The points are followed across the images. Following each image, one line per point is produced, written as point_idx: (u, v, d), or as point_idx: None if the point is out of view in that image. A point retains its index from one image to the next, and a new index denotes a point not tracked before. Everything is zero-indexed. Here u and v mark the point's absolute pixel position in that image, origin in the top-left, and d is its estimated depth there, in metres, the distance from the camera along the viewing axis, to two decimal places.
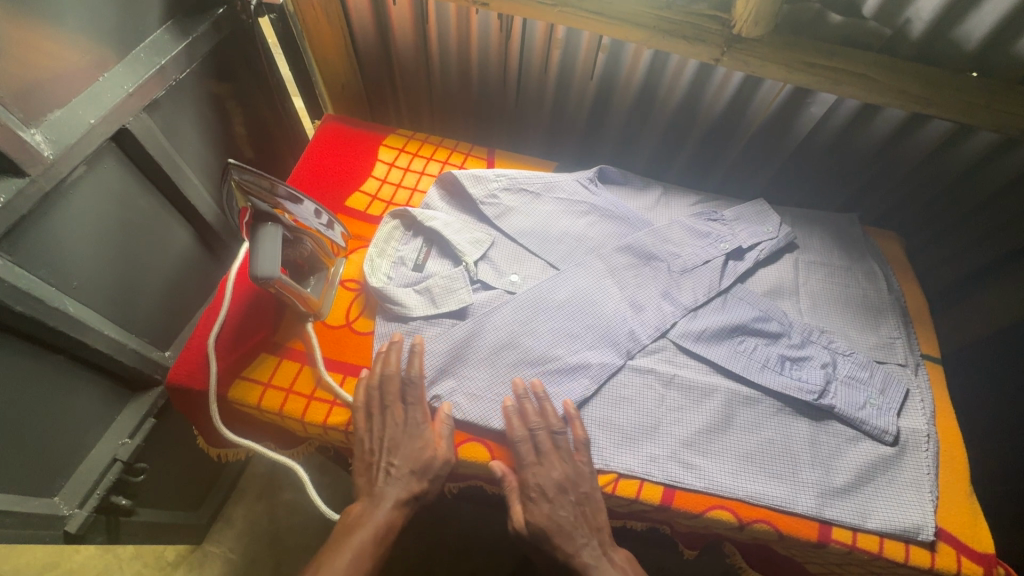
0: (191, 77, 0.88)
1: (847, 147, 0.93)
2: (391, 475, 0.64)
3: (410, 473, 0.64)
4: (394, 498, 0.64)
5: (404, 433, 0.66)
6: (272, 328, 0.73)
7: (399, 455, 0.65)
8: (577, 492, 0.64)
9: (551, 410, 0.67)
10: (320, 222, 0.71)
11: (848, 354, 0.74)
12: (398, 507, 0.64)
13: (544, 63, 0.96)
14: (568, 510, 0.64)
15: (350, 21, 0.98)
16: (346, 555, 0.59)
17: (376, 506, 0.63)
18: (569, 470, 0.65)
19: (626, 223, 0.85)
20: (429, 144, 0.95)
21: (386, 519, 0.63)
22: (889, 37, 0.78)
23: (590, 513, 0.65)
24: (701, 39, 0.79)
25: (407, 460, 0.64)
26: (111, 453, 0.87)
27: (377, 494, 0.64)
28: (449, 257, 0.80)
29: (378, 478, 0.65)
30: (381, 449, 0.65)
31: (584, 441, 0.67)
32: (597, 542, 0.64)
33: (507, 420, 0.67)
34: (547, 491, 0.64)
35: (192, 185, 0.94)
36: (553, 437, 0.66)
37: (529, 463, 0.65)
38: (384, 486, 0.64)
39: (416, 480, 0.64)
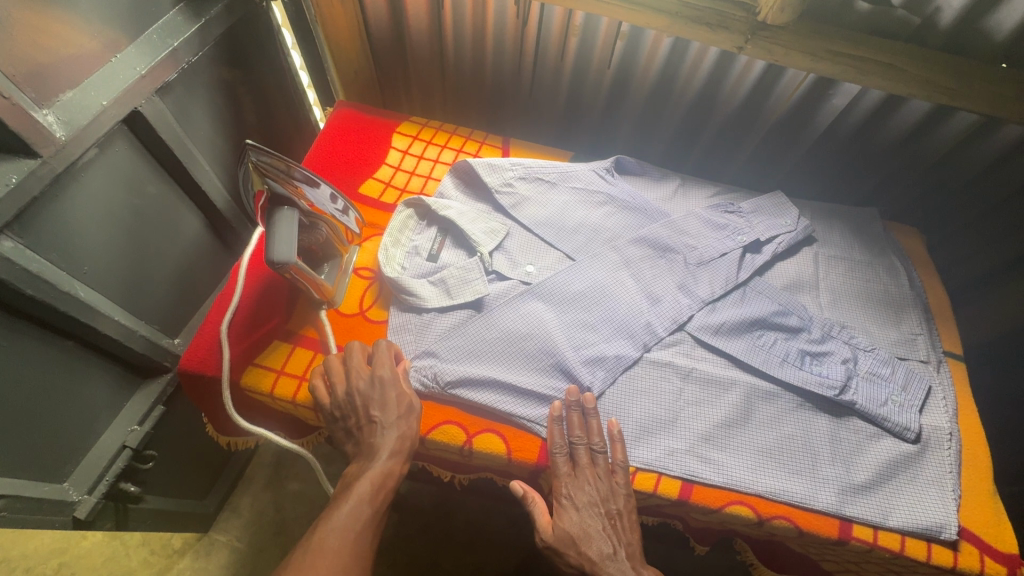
0: (204, 60, 0.87)
1: (868, 139, 0.91)
2: (374, 427, 0.62)
3: (398, 419, 0.62)
4: (389, 449, 0.61)
5: (373, 385, 0.63)
6: (285, 315, 0.72)
7: (379, 406, 0.62)
8: (610, 506, 0.64)
9: (596, 427, 0.66)
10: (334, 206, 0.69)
11: (869, 350, 0.73)
12: (395, 457, 0.61)
13: (561, 51, 0.94)
14: (591, 517, 0.63)
15: (364, 6, 0.97)
16: (347, 507, 0.57)
17: (372, 459, 0.60)
18: (602, 484, 0.65)
19: (643, 214, 0.84)
20: (443, 131, 0.93)
21: (382, 469, 0.60)
22: (917, 26, 0.76)
23: (621, 525, 0.63)
24: (724, 26, 0.77)
25: (390, 409, 0.62)
26: (120, 440, 0.86)
27: (371, 447, 0.61)
28: (463, 248, 0.79)
29: (367, 431, 0.62)
30: (356, 407, 0.62)
31: (623, 462, 0.64)
32: (609, 540, 0.63)
33: (551, 428, 0.66)
34: (580, 503, 0.64)
35: (203, 171, 0.93)
36: (593, 454, 0.65)
37: (564, 474, 0.65)
38: (375, 439, 0.61)
39: (404, 424, 0.62)
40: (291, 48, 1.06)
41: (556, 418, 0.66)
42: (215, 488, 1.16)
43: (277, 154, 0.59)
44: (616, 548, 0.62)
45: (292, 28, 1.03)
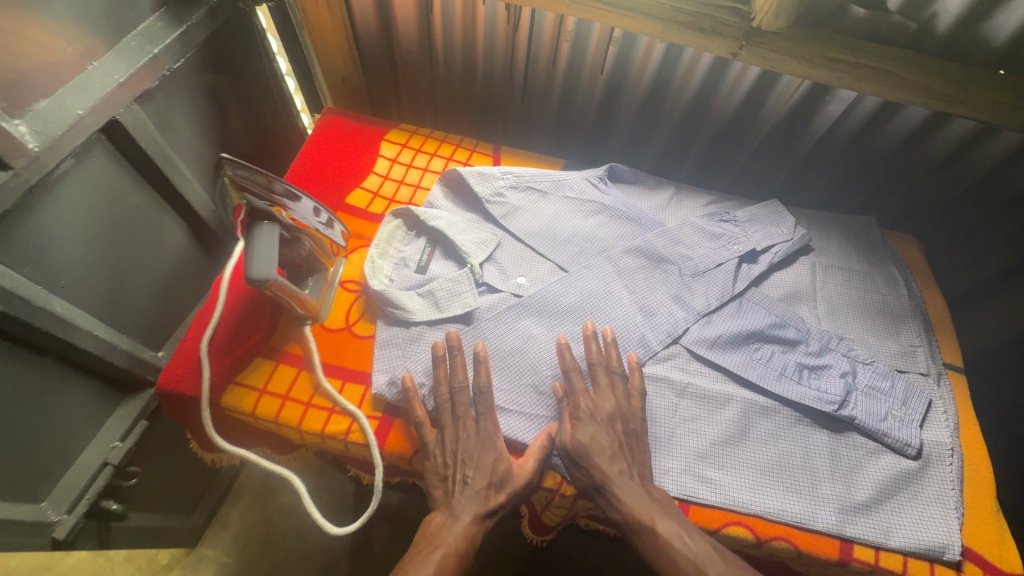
0: (186, 67, 0.85)
1: (864, 146, 0.90)
2: (467, 487, 0.61)
3: (486, 485, 0.61)
4: (472, 510, 0.60)
5: (480, 443, 0.63)
6: (268, 331, 0.69)
7: (477, 468, 0.62)
8: (626, 425, 0.64)
9: (614, 354, 0.68)
10: (319, 221, 0.67)
11: (868, 362, 0.72)
12: (477, 522, 0.60)
13: (553, 57, 0.92)
14: (608, 433, 0.63)
15: (351, 11, 0.95)
16: (429, 566, 0.56)
17: (454, 518, 0.60)
18: (621, 403, 0.65)
19: (637, 224, 0.82)
20: (432, 138, 0.91)
21: (466, 531, 0.59)
22: (914, 32, 0.75)
23: (633, 445, 0.64)
24: (718, 32, 0.75)
25: (483, 472, 0.62)
26: (101, 457, 0.83)
27: (454, 505, 0.61)
28: (453, 259, 0.77)
29: (455, 490, 0.62)
30: (456, 461, 0.62)
31: (642, 389, 0.67)
32: (621, 453, 0.62)
33: (562, 353, 0.67)
34: (598, 416, 0.64)
35: (187, 180, 0.91)
36: (612, 376, 0.67)
37: (581, 392, 0.65)
38: (458, 497, 0.61)
39: (491, 491, 0.61)
40: (277, 53, 1.03)
41: (566, 345, 0.67)
42: (202, 503, 1.13)
43: (257, 168, 0.57)
44: (628, 465, 0.62)
45: (278, 34, 1.00)
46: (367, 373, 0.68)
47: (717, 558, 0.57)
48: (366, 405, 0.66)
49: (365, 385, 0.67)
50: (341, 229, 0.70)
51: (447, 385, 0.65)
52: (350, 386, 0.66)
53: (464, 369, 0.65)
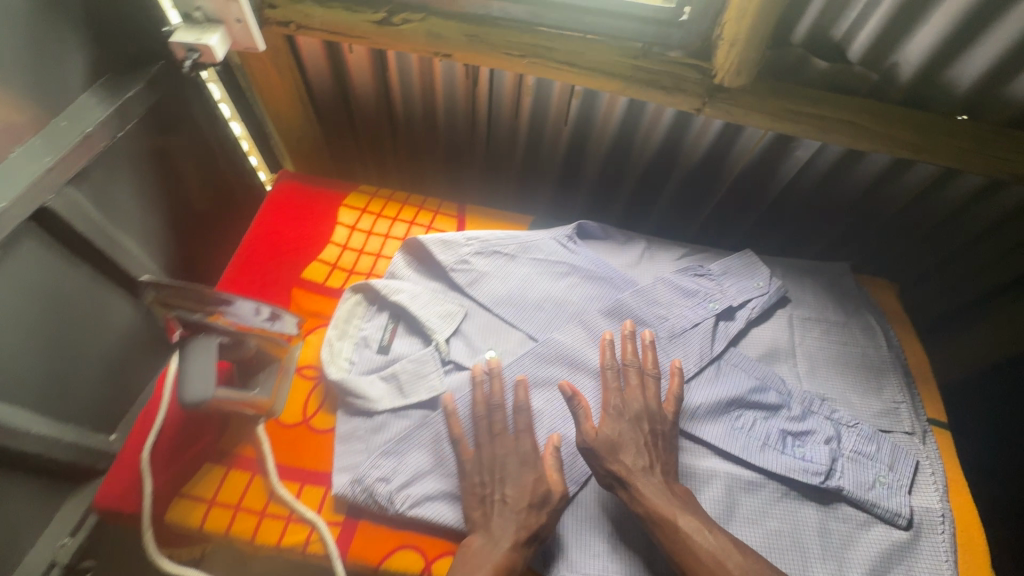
0: (129, 138, 0.80)
1: (832, 191, 0.88)
2: (506, 507, 0.58)
3: (527, 504, 0.58)
4: (512, 536, 0.57)
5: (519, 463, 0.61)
6: (218, 433, 0.64)
7: (512, 484, 0.60)
8: (652, 426, 0.64)
9: (648, 356, 0.68)
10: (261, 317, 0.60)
11: (852, 425, 0.69)
12: (516, 549, 0.56)
13: (515, 109, 0.90)
14: (635, 432, 0.63)
15: (304, 69, 0.91)
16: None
17: (494, 543, 0.56)
18: (650, 404, 0.66)
19: (608, 283, 0.79)
20: (393, 201, 0.87)
21: (504, 560, 0.55)
22: (877, 82, 0.74)
23: (659, 445, 0.64)
24: (680, 88, 0.73)
25: (522, 492, 0.59)
26: (48, 558, 0.79)
27: (493, 529, 0.57)
28: (417, 335, 0.73)
29: (492, 510, 0.59)
30: (495, 477, 0.60)
31: (676, 396, 0.66)
32: (646, 450, 0.63)
33: (604, 349, 0.68)
34: (625, 415, 0.65)
35: (133, 255, 0.85)
36: (645, 377, 0.67)
37: (613, 387, 0.66)
38: (497, 522, 0.58)
39: (528, 517, 0.58)
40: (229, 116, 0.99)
41: (610, 341, 0.68)
42: None
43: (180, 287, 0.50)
44: (650, 462, 0.62)
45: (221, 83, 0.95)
46: (327, 473, 0.63)
47: (735, 550, 0.57)
48: (326, 510, 0.61)
49: (325, 486, 0.62)
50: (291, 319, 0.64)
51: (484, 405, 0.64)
52: (308, 490, 0.62)
53: (501, 390, 0.65)
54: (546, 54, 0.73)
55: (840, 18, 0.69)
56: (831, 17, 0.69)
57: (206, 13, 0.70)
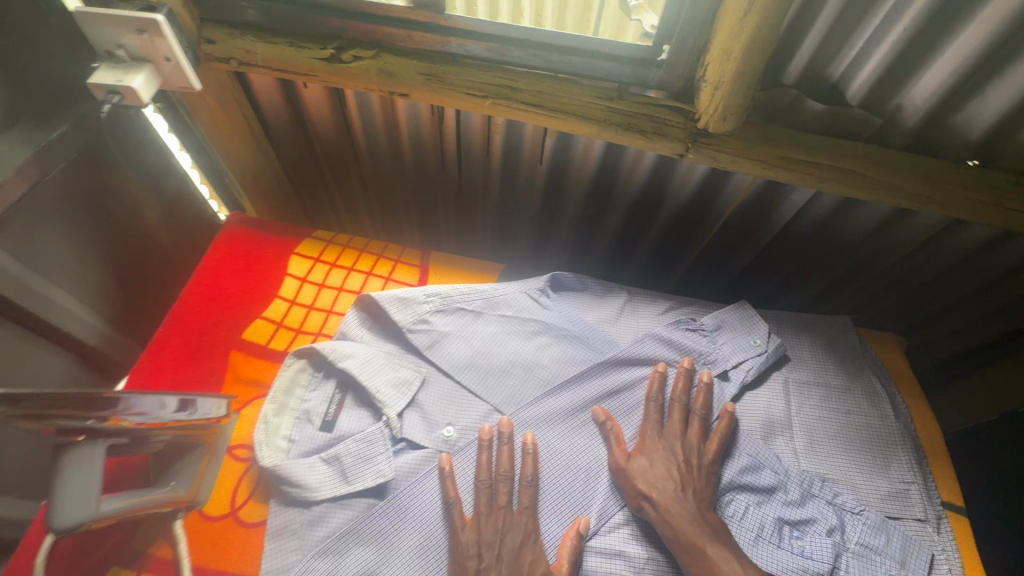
0: (56, 183, 0.72)
1: (828, 240, 0.81)
2: None
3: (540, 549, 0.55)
4: None
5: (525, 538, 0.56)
6: (130, 531, 0.56)
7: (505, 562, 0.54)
8: (691, 459, 0.61)
9: (699, 394, 0.65)
10: (174, 411, 0.51)
11: (857, 512, 0.61)
12: None
13: (485, 148, 0.84)
14: (669, 463, 0.60)
15: (256, 103, 0.83)
16: None
17: None
18: (687, 441, 0.62)
19: (584, 343, 0.72)
20: (351, 248, 0.79)
21: None
22: (879, 126, 0.67)
23: (696, 477, 0.60)
24: (662, 133, 0.66)
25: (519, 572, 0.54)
26: None
27: None
28: (367, 407, 0.65)
29: None
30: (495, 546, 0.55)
31: (723, 435, 0.62)
32: (677, 481, 0.59)
33: (653, 380, 0.66)
34: (661, 447, 0.62)
35: (63, 311, 0.77)
36: (689, 415, 0.64)
37: (653, 420, 0.64)
38: None
39: None
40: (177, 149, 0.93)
41: (660, 373, 0.66)
42: None
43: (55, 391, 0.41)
44: (681, 486, 0.59)
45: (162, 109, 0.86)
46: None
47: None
48: None
49: None
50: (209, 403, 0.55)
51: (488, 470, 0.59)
52: None
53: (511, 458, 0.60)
54: (511, 95, 0.67)
55: (838, 56, 0.62)
56: (827, 55, 0.62)
57: (130, 51, 0.63)
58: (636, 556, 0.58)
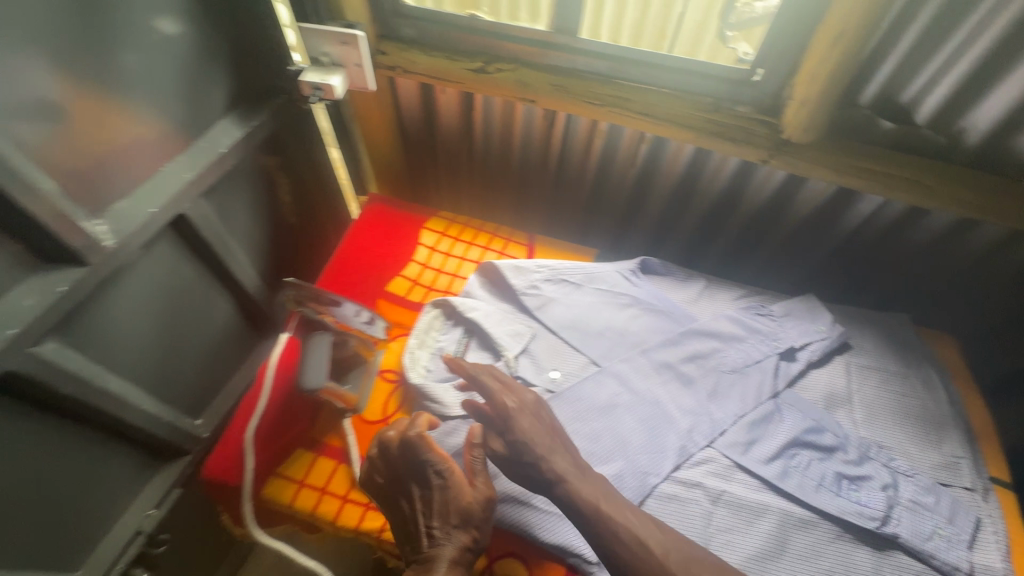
0: (248, 159, 0.92)
1: (891, 247, 0.91)
2: (436, 535, 0.60)
3: (455, 523, 0.60)
4: (448, 556, 0.58)
5: (433, 481, 0.62)
6: (310, 423, 0.72)
7: (437, 514, 0.61)
8: (550, 417, 0.66)
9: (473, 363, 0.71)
10: (365, 322, 0.75)
11: (910, 475, 0.70)
12: (455, 567, 0.57)
13: (587, 150, 0.99)
14: (543, 425, 0.65)
15: (399, 104, 1.01)
16: None
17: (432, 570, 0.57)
18: (528, 399, 0.67)
19: (669, 317, 0.84)
20: (471, 227, 0.95)
21: None
22: (944, 144, 0.77)
23: (563, 440, 0.64)
24: (749, 141, 0.79)
25: (449, 513, 0.61)
26: (136, 525, 0.93)
27: (432, 554, 0.58)
28: (488, 350, 0.79)
29: (424, 543, 0.60)
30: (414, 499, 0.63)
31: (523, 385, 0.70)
32: (552, 437, 0.64)
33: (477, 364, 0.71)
34: (526, 414, 0.65)
35: (236, 260, 0.98)
36: (492, 375, 0.69)
37: (493, 392, 0.67)
38: (436, 547, 0.59)
39: (463, 533, 0.60)
40: (329, 144, 1.11)
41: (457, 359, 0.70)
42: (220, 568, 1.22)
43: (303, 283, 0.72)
44: (580, 463, 0.62)
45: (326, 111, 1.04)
46: None
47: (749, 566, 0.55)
48: None
49: None
50: (382, 325, 0.77)
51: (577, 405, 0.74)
52: None
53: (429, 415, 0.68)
54: (622, 104, 0.81)
55: (908, 83, 0.73)
56: (898, 82, 0.74)
57: (331, 58, 0.82)
58: (712, 488, 0.69)
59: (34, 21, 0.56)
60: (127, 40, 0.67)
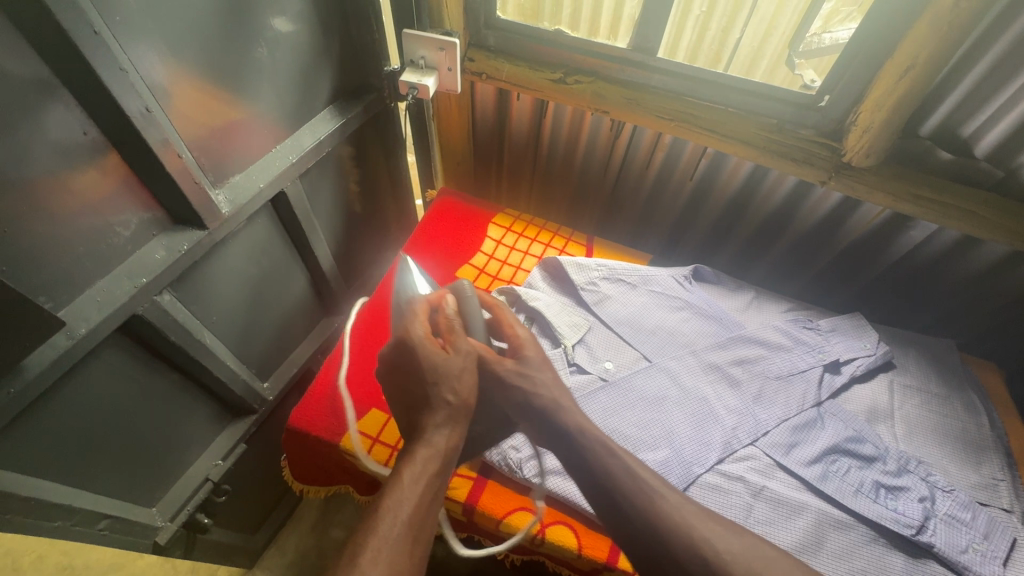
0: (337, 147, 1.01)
1: (941, 275, 0.93)
2: (422, 400, 0.61)
3: (447, 379, 0.61)
4: (438, 419, 0.59)
5: (404, 345, 0.63)
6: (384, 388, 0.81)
7: (417, 380, 0.62)
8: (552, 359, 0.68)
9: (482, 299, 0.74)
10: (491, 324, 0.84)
11: (948, 491, 0.73)
12: (448, 426, 0.59)
13: (647, 161, 1.04)
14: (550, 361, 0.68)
15: (475, 108, 1.10)
16: (404, 477, 0.55)
17: (428, 432, 0.59)
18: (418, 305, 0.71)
19: (718, 322, 0.89)
20: (534, 225, 1.03)
21: (434, 445, 0.58)
22: (1001, 178, 0.80)
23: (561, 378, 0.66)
24: (809, 162, 0.84)
25: (445, 382, 0.61)
26: (205, 473, 1.02)
27: (427, 417, 0.60)
28: (548, 337, 0.86)
29: (415, 406, 0.62)
30: (398, 370, 0.64)
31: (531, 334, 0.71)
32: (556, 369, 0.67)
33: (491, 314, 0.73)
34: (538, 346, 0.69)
35: (316, 239, 1.06)
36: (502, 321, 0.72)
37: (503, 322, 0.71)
38: (428, 414, 0.60)
39: (454, 390, 0.60)
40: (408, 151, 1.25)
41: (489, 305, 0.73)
42: (265, 525, 1.30)
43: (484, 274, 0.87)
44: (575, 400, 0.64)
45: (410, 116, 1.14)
46: None
47: None
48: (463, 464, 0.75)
49: None
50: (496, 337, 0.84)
51: (629, 392, 0.80)
52: None
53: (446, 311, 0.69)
54: (690, 119, 0.87)
55: (969, 120, 0.77)
56: (959, 118, 0.77)
57: (427, 61, 0.91)
58: (753, 482, 0.73)
59: (194, 17, 0.66)
60: (257, 36, 0.76)
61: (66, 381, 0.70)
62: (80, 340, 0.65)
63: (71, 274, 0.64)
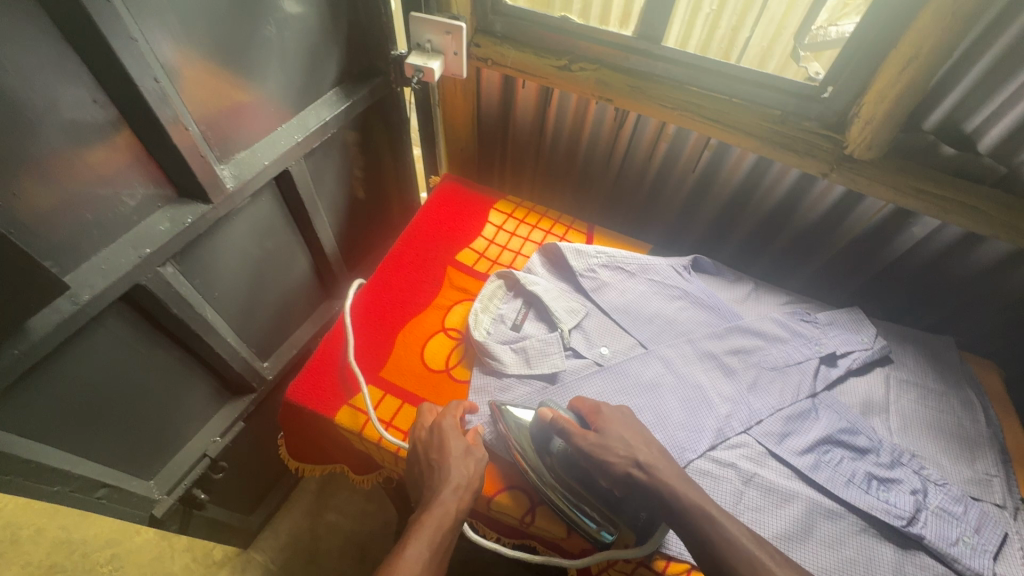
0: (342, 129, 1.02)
1: (943, 272, 0.93)
2: (434, 471, 0.67)
3: (460, 457, 0.69)
4: (451, 490, 0.65)
5: (433, 431, 0.71)
6: (380, 365, 0.82)
7: (436, 452, 0.69)
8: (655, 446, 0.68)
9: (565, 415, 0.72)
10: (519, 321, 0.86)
11: (941, 484, 0.72)
12: (460, 498, 0.65)
13: (650, 152, 1.04)
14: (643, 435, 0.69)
15: (480, 96, 1.10)
16: (416, 536, 0.61)
17: (438, 495, 0.65)
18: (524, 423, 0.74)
19: (716, 312, 0.89)
20: (535, 212, 1.03)
21: (443, 507, 0.64)
22: (1004, 174, 0.80)
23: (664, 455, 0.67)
24: (811, 154, 0.84)
25: (458, 459, 0.68)
26: (203, 448, 1.03)
27: (438, 487, 0.66)
28: (545, 322, 0.87)
29: (429, 474, 0.68)
30: (420, 451, 0.70)
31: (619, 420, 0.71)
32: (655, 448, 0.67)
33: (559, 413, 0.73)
34: (625, 434, 0.68)
35: (320, 220, 1.07)
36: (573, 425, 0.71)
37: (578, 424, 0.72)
38: (439, 484, 0.66)
39: (466, 465, 0.69)
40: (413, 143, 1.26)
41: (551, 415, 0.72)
42: (261, 506, 1.31)
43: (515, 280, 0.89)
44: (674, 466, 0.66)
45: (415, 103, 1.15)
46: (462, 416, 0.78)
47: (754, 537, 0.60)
48: None
49: None
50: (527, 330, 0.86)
51: (623, 378, 0.81)
52: None
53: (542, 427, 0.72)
54: (693, 108, 0.87)
55: (972, 115, 0.77)
56: (963, 113, 0.77)
57: (434, 45, 0.92)
58: (744, 469, 0.73)
59: None
60: (267, 15, 0.77)
61: (68, 347, 0.71)
62: (84, 306, 0.66)
63: (77, 241, 0.65)
